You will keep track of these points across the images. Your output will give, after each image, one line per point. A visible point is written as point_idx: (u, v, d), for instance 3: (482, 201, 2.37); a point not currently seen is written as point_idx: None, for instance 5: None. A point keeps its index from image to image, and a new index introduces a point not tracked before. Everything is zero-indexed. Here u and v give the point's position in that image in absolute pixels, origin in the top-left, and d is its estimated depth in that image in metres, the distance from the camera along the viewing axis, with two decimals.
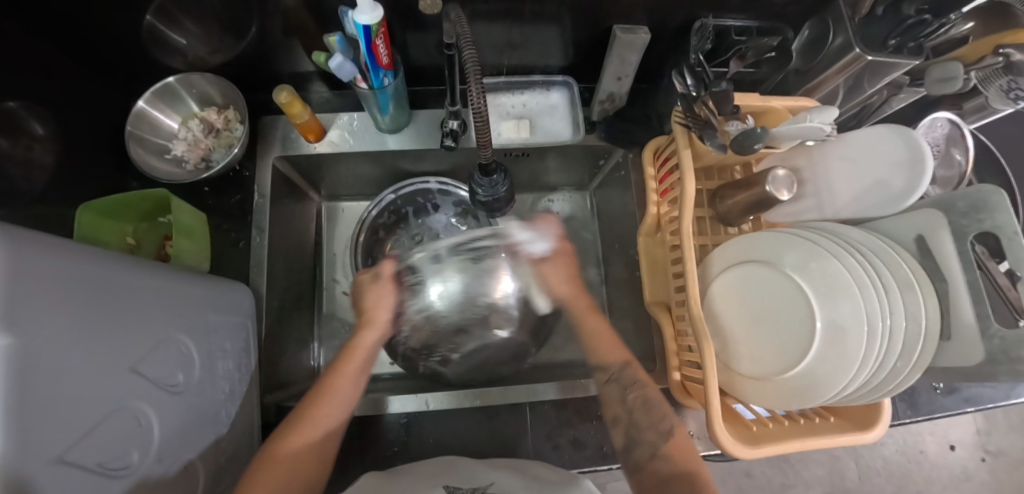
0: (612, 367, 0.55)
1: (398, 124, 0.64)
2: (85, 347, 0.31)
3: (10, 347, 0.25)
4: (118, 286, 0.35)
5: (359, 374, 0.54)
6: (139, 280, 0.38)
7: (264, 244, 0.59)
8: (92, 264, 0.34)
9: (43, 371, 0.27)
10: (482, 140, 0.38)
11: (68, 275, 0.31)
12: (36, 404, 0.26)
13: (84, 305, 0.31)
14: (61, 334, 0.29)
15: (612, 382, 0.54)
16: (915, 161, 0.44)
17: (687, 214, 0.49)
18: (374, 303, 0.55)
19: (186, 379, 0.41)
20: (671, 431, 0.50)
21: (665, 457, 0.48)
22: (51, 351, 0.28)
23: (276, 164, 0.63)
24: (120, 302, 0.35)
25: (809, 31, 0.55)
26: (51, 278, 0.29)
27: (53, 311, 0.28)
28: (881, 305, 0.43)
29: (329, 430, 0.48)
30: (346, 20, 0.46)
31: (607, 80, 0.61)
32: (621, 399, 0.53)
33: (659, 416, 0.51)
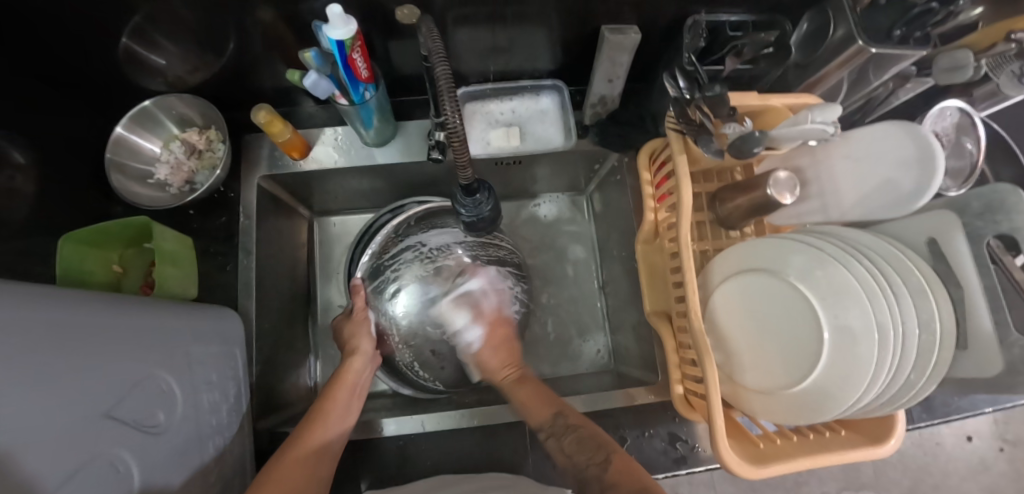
0: (545, 424, 0.51)
1: (384, 137, 0.62)
2: (55, 396, 0.29)
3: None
4: (90, 329, 0.34)
5: (349, 398, 0.52)
6: (113, 318, 0.37)
7: (252, 266, 0.58)
8: (61, 308, 0.32)
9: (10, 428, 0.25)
10: (461, 159, 0.36)
11: (34, 323, 0.29)
12: (3, 462, 0.25)
13: (53, 353, 0.30)
14: (29, 386, 0.27)
15: (550, 436, 0.50)
16: (924, 162, 0.41)
17: (685, 223, 0.47)
18: (353, 332, 0.56)
19: (168, 418, 0.39)
20: (609, 462, 0.45)
21: (612, 487, 0.42)
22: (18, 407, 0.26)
23: (262, 183, 0.62)
24: (93, 345, 0.34)
25: (807, 24, 0.52)
26: (17, 327, 0.28)
27: (20, 363, 0.27)
28: (892, 312, 0.41)
29: (321, 450, 0.46)
30: (319, 34, 0.44)
31: (597, 82, 0.58)
32: (560, 450, 0.49)
33: (595, 447, 0.47)
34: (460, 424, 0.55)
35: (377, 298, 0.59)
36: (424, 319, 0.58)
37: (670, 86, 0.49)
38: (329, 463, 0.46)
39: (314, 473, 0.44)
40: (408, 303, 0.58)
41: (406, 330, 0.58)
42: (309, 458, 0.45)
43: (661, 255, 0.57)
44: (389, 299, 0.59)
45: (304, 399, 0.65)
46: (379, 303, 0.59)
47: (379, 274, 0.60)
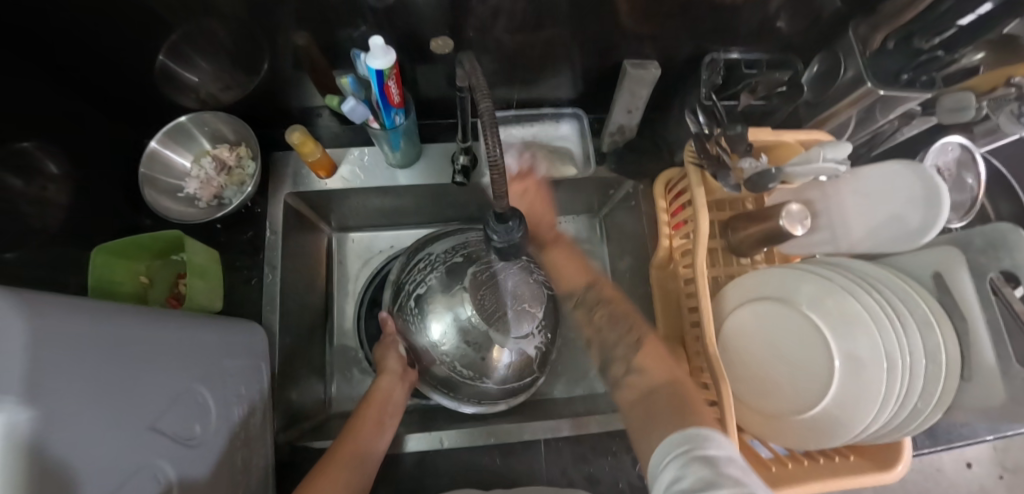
0: (575, 293, 0.60)
1: (408, 159, 0.63)
2: (104, 409, 0.30)
3: (33, 420, 0.24)
4: (138, 342, 0.36)
5: (384, 411, 0.57)
6: (157, 332, 0.38)
7: (277, 281, 0.59)
8: (113, 322, 0.34)
9: (63, 439, 0.27)
10: (499, 190, 0.37)
11: (89, 337, 0.31)
12: (58, 474, 0.26)
13: (103, 366, 0.31)
14: (81, 398, 0.29)
15: (580, 305, 0.59)
16: (931, 202, 0.43)
17: (701, 251, 0.49)
18: (382, 355, 0.61)
19: (202, 430, 0.40)
20: (642, 344, 0.51)
21: (637, 371, 0.50)
22: (70, 419, 0.27)
23: (288, 201, 0.64)
24: (139, 358, 0.35)
25: (820, 65, 0.57)
26: (72, 339, 0.29)
27: (73, 376, 0.28)
28: (900, 343, 0.43)
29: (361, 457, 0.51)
30: (358, 63, 0.47)
31: (617, 112, 0.60)
32: (589, 320, 0.58)
33: (625, 329, 0.54)
34: (477, 441, 0.56)
35: (409, 325, 0.60)
36: (462, 334, 0.55)
37: (689, 122, 0.52)
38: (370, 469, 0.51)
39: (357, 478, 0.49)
40: (443, 320, 0.56)
41: (450, 349, 0.56)
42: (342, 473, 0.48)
43: (674, 280, 0.60)
44: (421, 327, 0.58)
45: (319, 413, 0.66)
46: (410, 326, 0.60)
47: (405, 302, 0.60)
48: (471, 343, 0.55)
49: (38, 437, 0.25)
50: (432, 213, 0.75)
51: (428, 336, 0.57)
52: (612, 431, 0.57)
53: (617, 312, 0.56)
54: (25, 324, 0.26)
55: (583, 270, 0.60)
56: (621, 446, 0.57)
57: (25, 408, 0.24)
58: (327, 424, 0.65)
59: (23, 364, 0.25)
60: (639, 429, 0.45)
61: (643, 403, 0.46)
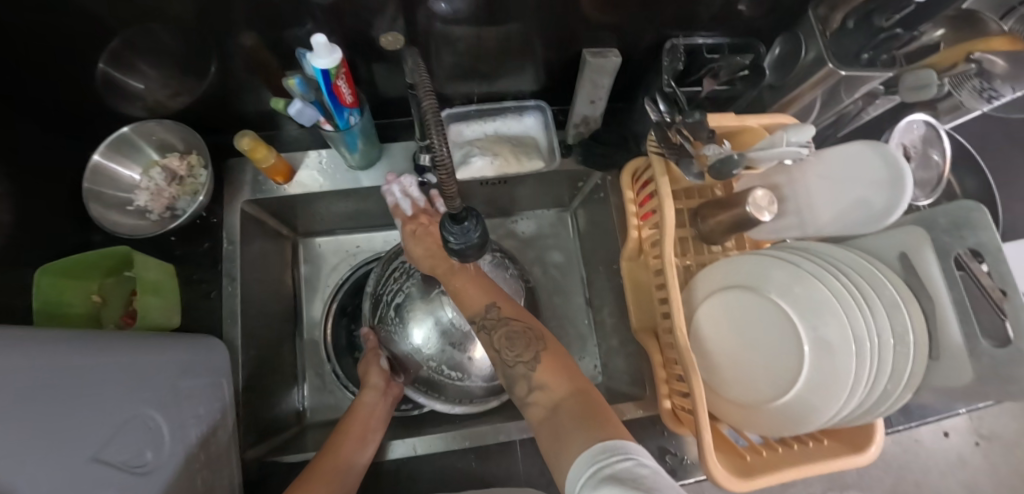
0: (476, 315, 0.49)
1: (370, 159, 0.61)
2: (46, 442, 0.29)
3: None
4: (77, 369, 0.34)
5: (366, 427, 0.55)
6: (99, 357, 0.36)
7: (237, 294, 0.57)
8: (45, 350, 0.32)
9: (9, 474, 0.25)
10: (449, 190, 0.36)
11: (23, 367, 0.29)
12: None
13: (41, 396, 0.30)
14: (21, 431, 0.27)
15: (479, 330, 0.49)
16: (895, 182, 0.43)
17: (669, 241, 0.49)
18: (365, 369, 0.60)
19: (156, 456, 0.39)
20: (537, 363, 0.45)
21: (541, 387, 0.44)
22: (12, 454, 0.26)
23: (245, 209, 0.61)
24: (78, 386, 0.33)
25: (780, 48, 0.55)
26: (3, 371, 0.28)
27: (10, 409, 0.27)
28: (868, 326, 0.43)
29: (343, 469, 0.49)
30: (305, 63, 0.45)
31: (580, 104, 0.59)
32: (488, 343, 0.48)
33: (524, 347, 0.46)
34: (454, 445, 0.55)
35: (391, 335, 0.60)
36: (445, 336, 0.57)
37: (649, 108, 0.51)
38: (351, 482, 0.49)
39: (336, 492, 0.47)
40: (426, 326, 0.57)
41: (433, 354, 0.57)
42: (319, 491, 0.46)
43: (645, 272, 0.59)
44: (403, 335, 0.59)
45: (292, 427, 0.64)
46: (393, 336, 0.60)
47: (386, 312, 0.60)
48: (454, 344, 0.57)
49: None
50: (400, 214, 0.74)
51: (412, 343, 0.58)
52: None
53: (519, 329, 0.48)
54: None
55: (479, 288, 0.51)
56: None
57: None
58: (300, 436, 0.63)
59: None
60: (551, 452, 0.40)
61: (551, 422, 0.41)
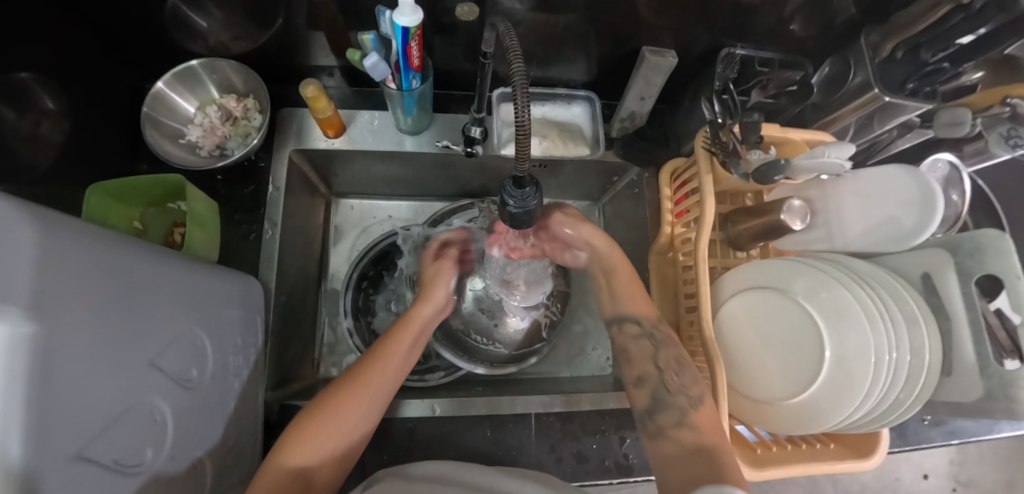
0: (642, 321, 0.52)
1: (419, 126, 0.62)
2: (106, 337, 0.30)
3: (31, 335, 0.24)
4: (144, 276, 0.35)
5: (411, 342, 0.51)
6: (161, 269, 0.37)
7: (276, 239, 0.58)
8: (120, 250, 0.33)
9: (63, 361, 0.26)
10: (522, 154, 0.37)
11: (96, 262, 0.30)
12: (54, 399, 0.25)
13: (107, 293, 0.30)
14: (85, 322, 0.28)
15: (644, 338, 0.52)
16: (926, 205, 0.45)
17: (705, 238, 0.51)
18: (432, 279, 0.55)
19: (200, 374, 0.40)
20: (701, 401, 0.46)
21: (692, 427, 0.45)
22: (73, 342, 0.27)
23: (293, 156, 0.62)
24: (142, 292, 0.34)
25: (828, 67, 0.58)
26: (78, 262, 0.28)
27: (77, 299, 0.28)
28: (890, 340, 0.44)
29: (371, 397, 0.46)
30: (382, 20, 0.46)
31: (630, 100, 0.61)
32: (650, 358, 0.50)
33: (691, 380, 0.47)
34: (471, 410, 0.56)
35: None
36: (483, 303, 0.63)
37: (705, 109, 0.52)
38: (372, 415, 0.46)
39: (357, 423, 0.45)
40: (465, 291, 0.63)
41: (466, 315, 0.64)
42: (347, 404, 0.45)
43: (673, 268, 0.61)
44: None
45: (307, 379, 0.65)
46: None
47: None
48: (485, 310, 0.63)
49: (37, 354, 0.24)
50: (434, 186, 0.75)
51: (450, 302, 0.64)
52: (602, 411, 0.58)
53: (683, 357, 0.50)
54: (29, 236, 0.25)
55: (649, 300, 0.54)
56: (609, 425, 0.57)
57: (26, 325, 0.23)
58: (314, 388, 0.64)
59: (25, 276, 0.24)
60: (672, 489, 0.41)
61: (687, 464, 0.42)
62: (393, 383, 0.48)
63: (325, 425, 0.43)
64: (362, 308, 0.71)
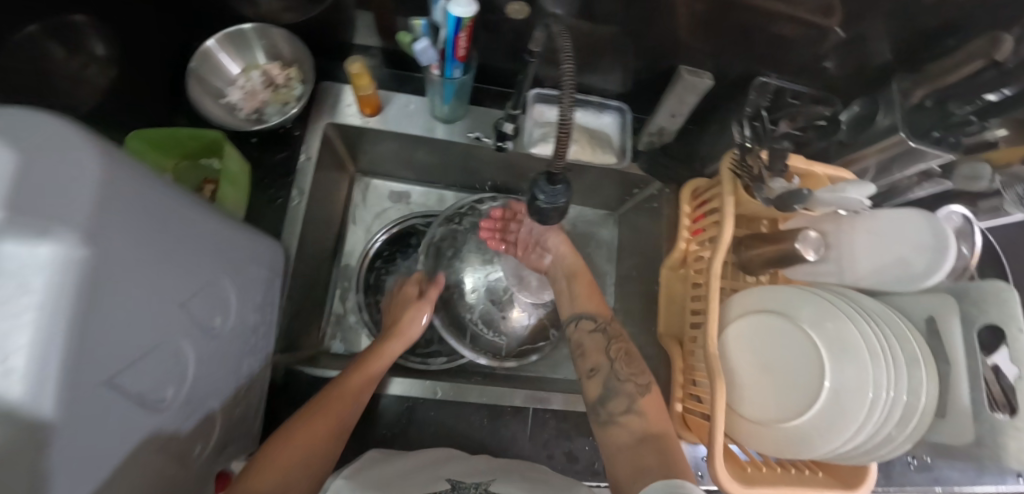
0: (599, 318, 0.57)
1: (453, 115, 0.63)
2: (147, 274, 0.31)
3: (85, 260, 0.25)
4: (185, 222, 0.36)
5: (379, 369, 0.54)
6: (200, 217, 0.39)
7: (303, 207, 0.59)
8: (169, 194, 0.34)
9: (109, 289, 0.27)
10: (560, 151, 0.38)
11: (147, 201, 0.31)
12: (96, 324, 0.26)
13: (153, 232, 0.32)
14: (133, 256, 0.29)
15: (597, 332, 0.56)
16: (938, 249, 0.47)
17: (720, 258, 0.52)
18: (409, 321, 0.59)
19: (223, 324, 0.41)
20: (647, 389, 0.49)
21: (638, 414, 0.48)
22: (120, 273, 0.28)
23: (326, 130, 0.63)
24: (182, 237, 0.35)
25: (859, 108, 0.59)
26: (134, 198, 0.30)
27: (128, 232, 0.29)
28: (889, 378, 0.45)
29: (348, 406, 0.48)
30: (436, 9, 0.48)
31: (661, 116, 0.63)
32: (604, 349, 0.54)
33: (641, 370, 0.51)
34: (472, 397, 0.58)
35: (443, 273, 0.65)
36: (490, 291, 0.63)
37: (737, 133, 0.55)
38: (347, 427, 0.48)
39: (329, 436, 0.46)
40: (478, 277, 0.64)
41: (474, 303, 0.63)
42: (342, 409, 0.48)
43: (683, 284, 0.62)
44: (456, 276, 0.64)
45: (311, 349, 0.66)
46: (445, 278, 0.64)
47: (445, 252, 0.65)
48: (495, 302, 0.63)
49: (89, 278, 0.25)
50: (457, 177, 0.76)
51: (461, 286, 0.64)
52: None
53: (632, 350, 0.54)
54: (96, 166, 0.26)
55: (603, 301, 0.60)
56: None
57: (82, 250, 0.24)
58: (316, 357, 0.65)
59: (88, 203, 0.25)
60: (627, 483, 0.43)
61: (635, 451, 0.45)
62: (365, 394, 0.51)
63: (297, 441, 0.44)
64: (373, 285, 0.73)
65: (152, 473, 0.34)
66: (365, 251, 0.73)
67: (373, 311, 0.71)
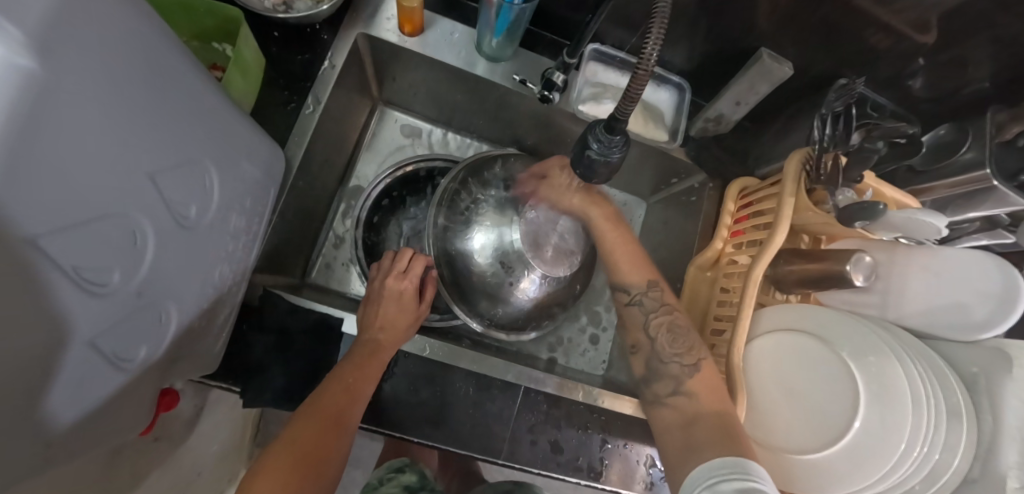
0: (634, 290, 0.55)
1: (500, 55, 0.57)
2: (105, 119, 0.24)
3: (19, 58, 0.18)
4: (162, 75, 0.29)
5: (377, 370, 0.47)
6: (183, 79, 0.32)
7: (314, 118, 0.53)
8: (145, 34, 0.28)
9: (51, 114, 0.20)
10: (631, 96, 0.32)
11: (113, 28, 0.25)
12: (31, 153, 0.20)
13: (118, 71, 0.25)
14: (88, 88, 0.22)
15: (636, 304, 0.54)
16: (1004, 301, 0.42)
17: (763, 264, 0.47)
18: (397, 313, 0.54)
19: (199, 217, 0.35)
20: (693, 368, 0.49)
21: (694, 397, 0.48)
22: (66, 102, 0.21)
23: (357, 41, 0.56)
24: (156, 92, 0.29)
25: (942, 131, 0.50)
26: (99, 16, 0.23)
27: (82, 55, 0.22)
28: (927, 430, 0.40)
29: (342, 417, 0.42)
30: None
31: (724, 101, 0.57)
32: (644, 324, 0.54)
33: (683, 346, 0.51)
34: (458, 362, 0.52)
35: (448, 227, 0.57)
36: (501, 254, 0.53)
37: (817, 128, 0.48)
38: (345, 438, 0.42)
39: (325, 445, 0.41)
40: (489, 237, 0.54)
41: (479, 266, 0.54)
42: (333, 435, 0.41)
43: (710, 286, 0.58)
44: (462, 232, 0.56)
45: (296, 276, 0.61)
46: (452, 232, 0.57)
47: (458, 205, 0.57)
48: (510, 265, 0.53)
49: (24, 85, 0.19)
50: (488, 128, 0.70)
51: (467, 245, 0.55)
52: (591, 407, 0.55)
53: (676, 324, 0.53)
54: None
55: (642, 266, 0.56)
56: (594, 423, 0.54)
57: (15, 40, 0.18)
58: (299, 288, 0.60)
59: None
60: (685, 460, 0.45)
61: (689, 430, 0.46)
62: (360, 401, 0.44)
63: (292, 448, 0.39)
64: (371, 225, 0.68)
65: (90, 375, 0.27)
66: (361, 199, 0.67)
67: (367, 251, 0.66)
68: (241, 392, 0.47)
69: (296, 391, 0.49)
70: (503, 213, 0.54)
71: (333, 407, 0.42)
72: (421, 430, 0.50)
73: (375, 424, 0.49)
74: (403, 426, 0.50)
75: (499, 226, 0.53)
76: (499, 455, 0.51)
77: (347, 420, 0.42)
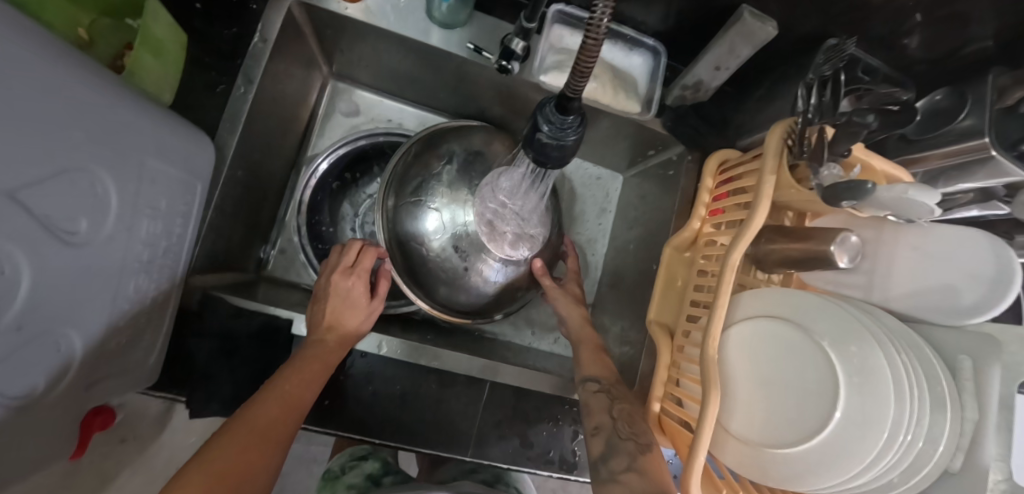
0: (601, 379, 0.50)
1: (454, 20, 0.50)
2: None
3: None
4: (22, 73, 0.24)
5: (321, 375, 0.44)
6: (50, 72, 0.27)
7: (247, 100, 0.47)
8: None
9: None
10: (583, 69, 0.27)
11: None
12: None
13: None
14: None
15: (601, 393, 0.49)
16: (997, 283, 0.39)
17: (742, 248, 0.43)
18: (348, 307, 0.50)
19: (91, 227, 0.30)
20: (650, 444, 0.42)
21: None
22: None
23: (293, 10, 0.49)
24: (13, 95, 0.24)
25: (939, 97, 0.44)
26: None
27: None
28: (909, 419, 0.37)
29: (280, 423, 0.39)
30: None
31: (702, 66, 0.51)
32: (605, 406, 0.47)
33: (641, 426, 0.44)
34: (417, 360, 0.49)
35: (398, 211, 0.52)
36: (454, 239, 0.50)
37: (800, 96, 0.43)
38: (282, 447, 0.39)
39: (265, 454, 0.37)
40: (445, 218, 0.50)
41: (435, 250, 0.51)
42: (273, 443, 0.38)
43: (687, 268, 0.54)
44: (416, 215, 0.51)
45: (248, 271, 0.58)
46: (403, 216, 0.52)
47: (407, 185, 0.52)
48: (466, 251, 0.50)
49: None
50: (452, 101, 0.64)
51: (422, 229, 0.51)
52: (561, 398, 0.53)
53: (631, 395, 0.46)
54: None
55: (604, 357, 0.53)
56: (565, 414, 0.52)
57: None
58: (252, 285, 0.57)
59: None
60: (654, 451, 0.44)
61: None
62: (299, 410, 0.41)
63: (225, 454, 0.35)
64: (315, 206, 0.64)
65: None
66: (308, 174, 0.64)
67: (312, 235, 0.64)
68: (186, 401, 0.44)
69: (247, 396, 0.47)
70: (456, 189, 0.50)
71: (270, 416, 0.39)
72: (382, 432, 0.48)
73: (324, 425, 0.47)
74: (364, 429, 0.48)
75: (453, 205, 0.50)
76: (466, 452, 0.49)
77: (285, 427, 0.39)
